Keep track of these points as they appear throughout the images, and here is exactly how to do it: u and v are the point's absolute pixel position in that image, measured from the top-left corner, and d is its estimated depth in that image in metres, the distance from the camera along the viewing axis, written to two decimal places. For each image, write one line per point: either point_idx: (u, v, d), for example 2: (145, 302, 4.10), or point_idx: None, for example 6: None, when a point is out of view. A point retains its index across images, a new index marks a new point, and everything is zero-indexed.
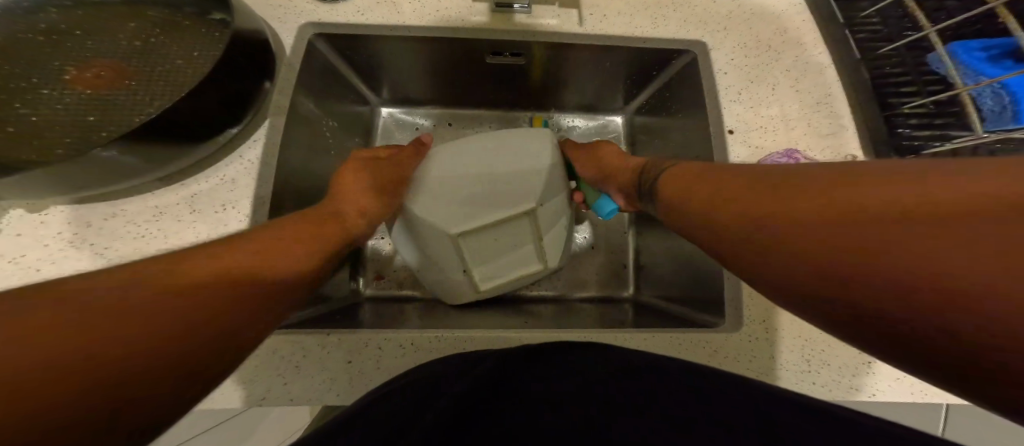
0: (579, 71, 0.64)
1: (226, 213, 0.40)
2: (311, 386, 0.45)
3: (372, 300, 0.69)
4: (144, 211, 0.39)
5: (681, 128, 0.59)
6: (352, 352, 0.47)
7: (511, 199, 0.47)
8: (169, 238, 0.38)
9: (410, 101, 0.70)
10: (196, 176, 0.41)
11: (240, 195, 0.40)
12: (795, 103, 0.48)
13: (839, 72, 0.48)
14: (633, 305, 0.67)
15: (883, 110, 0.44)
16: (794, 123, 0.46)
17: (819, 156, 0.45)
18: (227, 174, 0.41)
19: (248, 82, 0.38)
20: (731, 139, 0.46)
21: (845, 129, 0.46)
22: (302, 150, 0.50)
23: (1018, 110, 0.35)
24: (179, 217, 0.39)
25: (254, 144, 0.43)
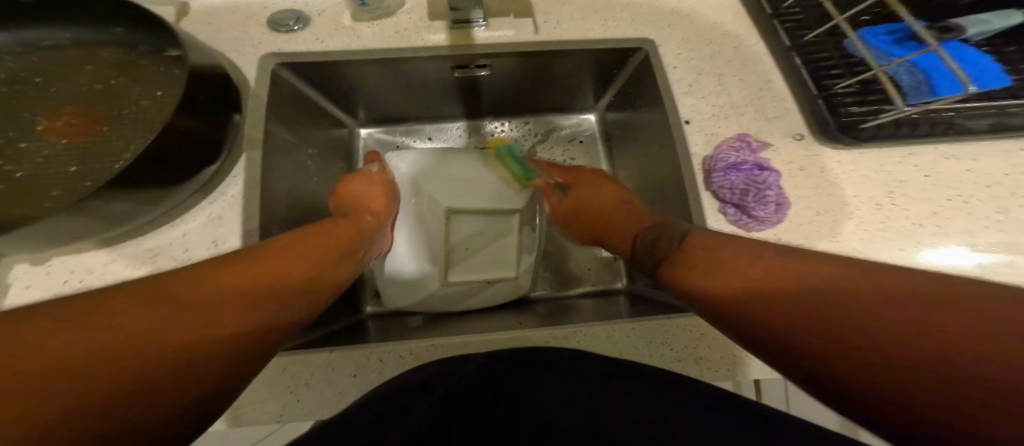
0: (542, 77, 0.66)
1: (218, 250, 0.39)
2: (321, 404, 0.44)
3: (373, 317, 0.70)
4: (138, 253, 0.38)
5: (646, 121, 0.61)
6: (356, 366, 0.45)
7: (434, 215, 0.55)
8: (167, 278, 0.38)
9: (386, 120, 0.72)
10: (183, 215, 0.40)
11: (228, 230, 0.40)
12: (743, 90, 0.50)
13: (778, 57, 0.51)
14: (627, 296, 0.67)
15: (819, 93, 0.47)
16: (745, 109, 0.48)
17: (772, 136, 0.47)
18: (212, 210, 0.41)
19: (218, 117, 0.39)
20: (688, 129, 0.48)
21: (791, 111, 0.48)
22: (285, 177, 0.51)
23: (933, 84, 0.41)
24: (173, 257, 0.38)
25: (234, 180, 0.42)
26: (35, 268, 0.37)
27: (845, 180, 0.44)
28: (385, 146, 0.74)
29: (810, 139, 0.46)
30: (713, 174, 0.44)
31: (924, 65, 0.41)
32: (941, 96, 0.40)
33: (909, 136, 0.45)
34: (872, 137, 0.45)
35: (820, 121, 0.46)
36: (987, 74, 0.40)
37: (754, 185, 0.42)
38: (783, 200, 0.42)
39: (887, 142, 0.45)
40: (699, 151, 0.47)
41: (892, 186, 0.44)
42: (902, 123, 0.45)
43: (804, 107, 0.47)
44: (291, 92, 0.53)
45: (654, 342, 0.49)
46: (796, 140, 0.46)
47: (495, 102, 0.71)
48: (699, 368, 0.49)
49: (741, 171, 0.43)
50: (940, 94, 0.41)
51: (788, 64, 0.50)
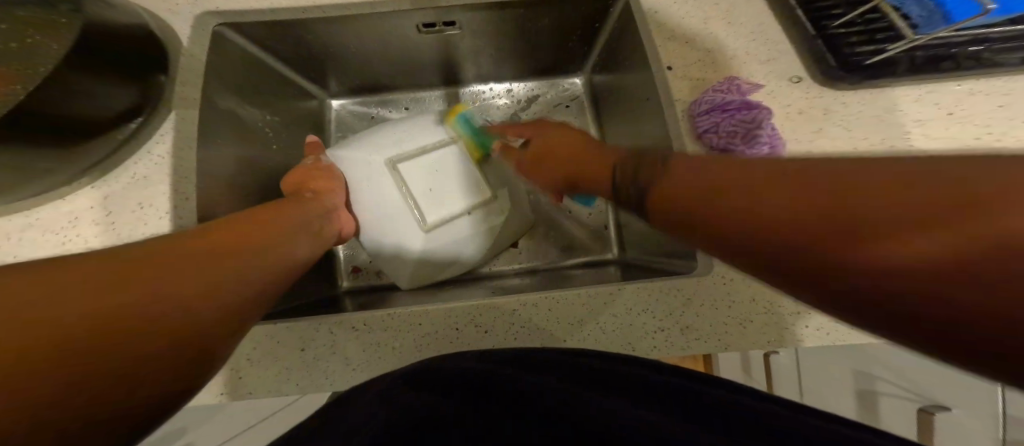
0: (517, 35, 0.61)
1: (145, 211, 0.38)
2: (266, 379, 0.45)
3: (351, 294, 0.68)
4: (61, 217, 0.38)
5: (630, 77, 0.56)
6: (304, 340, 0.45)
7: (386, 180, 0.54)
8: (92, 241, 0.37)
9: (359, 91, 0.68)
10: (105, 176, 0.39)
11: (155, 191, 0.39)
12: (730, 33, 0.44)
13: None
14: (619, 266, 0.65)
15: (817, 34, 0.41)
16: (733, 52, 0.43)
17: (764, 79, 0.41)
18: (137, 171, 0.39)
19: (139, 73, 0.39)
20: (670, 75, 0.43)
21: (786, 53, 0.42)
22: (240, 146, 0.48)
23: (945, 11, 0.35)
24: (97, 220, 0.38)
25: (162, 138, 0.41)
26: None
27: (852, 122, 0.39)
28: (360, 119, 0.70)
29: (809, 81, 0.41)
30: (696, 119, 0.40)
31: None
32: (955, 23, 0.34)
33: (931, 72, 0.39)
34: (884, 76, 0.39)
35: (821, 63, 0.40)
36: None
37: (742, 126, 0.37)
38: (776, 142, 0.37)
39: (907, 77, 0.39)
40: (682, 98, 0.42)
41: (911, 124, 0.39)
42: (919, 60, 0.39)
43: (803, 47, 0.42)
44: (240, 55, 0.50)
45: (634, 308, 0.46)
46: (792, 83, 0.41)
47: (470, 66, 0.67)
48: (682, 337, 0.45)
49: (726, 112, 0.38)
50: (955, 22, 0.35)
51: (782, 2, 0.44)
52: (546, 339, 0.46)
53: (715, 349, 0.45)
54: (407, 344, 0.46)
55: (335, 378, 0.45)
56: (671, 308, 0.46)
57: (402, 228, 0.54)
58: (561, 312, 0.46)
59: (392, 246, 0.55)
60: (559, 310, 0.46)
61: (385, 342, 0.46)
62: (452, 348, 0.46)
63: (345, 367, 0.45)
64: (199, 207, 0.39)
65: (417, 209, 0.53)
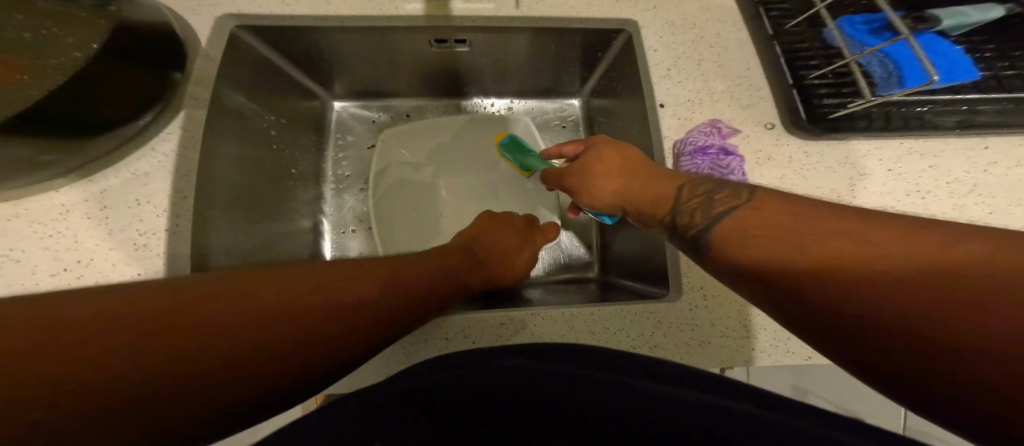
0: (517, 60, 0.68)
1: (142, 209, 0.35)
2: None
3: None
4: (50, 209, 0.34)
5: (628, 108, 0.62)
6: None
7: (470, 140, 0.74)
8: (82, 236, 0.33)
9: (366, 94, 0.74)
10: (109, 168, 0.36)
11: (155, 189, 0.36)
12: (720, 79, 0.46)
13: (761, 48, 0.47)
14: (598, 284, 0.71)
15: (795, 83, 0.44)
16: (719, 95, 0.45)
17: (741, 123, 0.43)
18: (138, 167, 0.36)
19: (155, 75, 0.37)
20: (662, 113, 0.46)
21: (766, 99, 0.45)
22: (228, 146, 0.50)
23: (902, 76, 0.39)
24: (90, 214, 0.34)
25: (168, 136, 0.38)
26: None
27: (810, 171, 0.42)
28: (361, 122, 0.75)
29: (782, 128, 0.43)
30: (681, 158, 0.42)
31: (895, 55, 0.39)
32: (907, 87, 0.38)
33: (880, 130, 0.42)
34: (847, 130, 0.41)
35: (791, 112, 0.43)
36: (960, 65, 0.39)
37: (719, 170, 0.40)
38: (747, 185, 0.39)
39: (865, 131, 0.42)
40: (671, 135, 0.44)
41: (887, 163, 0.42)
42: (870, 117, 0.43)
43: (782, 97, 0.44)
44: (249, 56, 0.53)
45: (610, 326, 0.47)
46: (766, 129, 0.43)
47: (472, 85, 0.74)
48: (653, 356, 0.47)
49: (709, 155, 0.40)
50: (908, 85, 0.38)
51: (769, 51, 0.46)
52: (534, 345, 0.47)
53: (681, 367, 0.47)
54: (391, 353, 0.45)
55: None
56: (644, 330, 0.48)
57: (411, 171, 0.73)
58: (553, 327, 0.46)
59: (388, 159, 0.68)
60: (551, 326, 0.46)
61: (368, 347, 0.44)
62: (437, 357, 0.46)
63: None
64: (197, 207, 0.37)
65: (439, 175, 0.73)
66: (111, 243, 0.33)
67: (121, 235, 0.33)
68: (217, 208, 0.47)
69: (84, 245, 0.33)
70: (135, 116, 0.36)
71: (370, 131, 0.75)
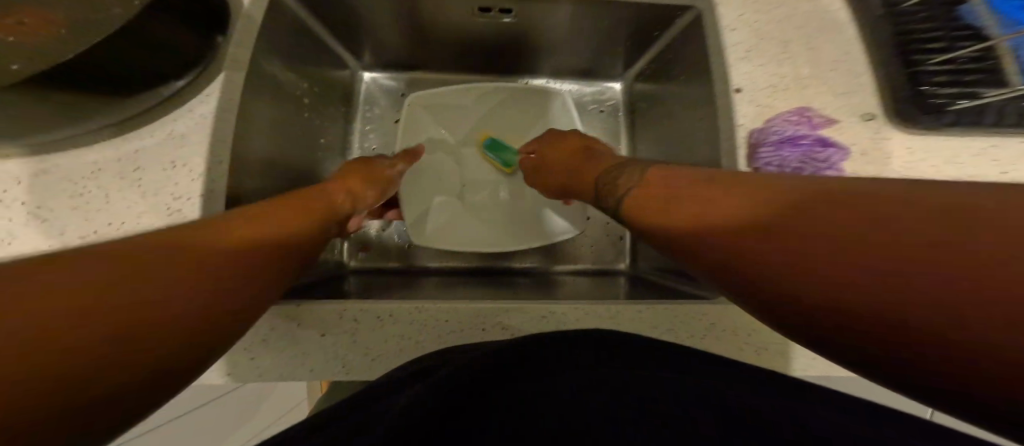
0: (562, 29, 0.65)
1: (176, 172, 0.32)
2: (278, 363, 0.38)
3: (356, 272, 0.66)
4: (81, 167, 0.31)
5: (681, 93, 0.58)
6: (324, 325, 0.38)
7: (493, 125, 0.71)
8: (115, 197, 0.31)
9: (393, 65, 0.73)
10: (143, 127, 0.33)
11: (191, 152, 0.33)
12: (811, 62, 0.41)
13: (862, 26, 0.41)
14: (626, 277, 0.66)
15: (907, 66, 0.38)
16: (809, 80, 0.40)
17: (835, 113, 0.39)
18: (175, 129, 0.34)
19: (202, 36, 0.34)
20: (737, 99, 0.40)
21: (865, 87, 0.39)
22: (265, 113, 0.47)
23: None
24: (122, 174, 0.32)
25: (207, 98, 0.35)
26: None
27: (908, 170, 0.37)
28: (388, 93, 0.74)
29: (881, 120, 0.38)
30: (759, 149, 0.37)
31: None
32: None
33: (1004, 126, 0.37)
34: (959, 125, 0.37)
35: (899, 100, 0.38)
36: None
37: (812, 163, 0.35)
38: (844, 184, 0.35)
39: (979, 128, 0.37)
40: (745, 123, 0.40)
41: (1002, 164, 0.37)
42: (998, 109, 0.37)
43: (885, 83, 0.39)
44: (285, 22, 0.49)
45: (659, 326, 0.42)
46: (864, 120, 0.38)
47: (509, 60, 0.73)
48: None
49: (798, 145, 0.36)
50: None
51: (873, 33, 0.40)
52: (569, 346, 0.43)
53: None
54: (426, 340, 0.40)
55: (353, 367, 0.40)
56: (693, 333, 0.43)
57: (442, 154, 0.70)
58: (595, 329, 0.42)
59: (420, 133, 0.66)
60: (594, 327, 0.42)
61: (408, 335, 0.40)
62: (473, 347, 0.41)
63: (363, 357, 0.40)
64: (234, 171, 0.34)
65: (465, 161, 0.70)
66: (144, 206, 0.31)
67: (156, 199, 0.31)
68: (249, 178, 0.44)
69: (116, 207, 0.31)
70: (169, 79, 0.33)
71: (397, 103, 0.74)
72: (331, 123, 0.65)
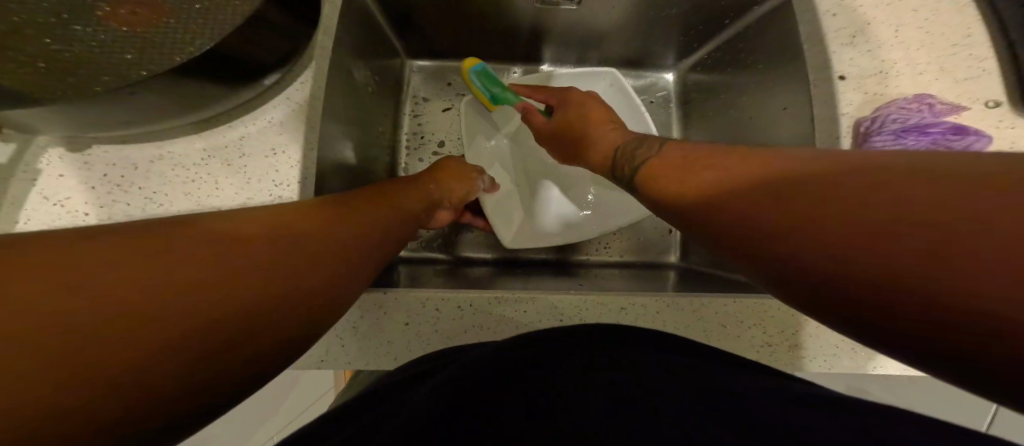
0: (618, 14, 0.63)
1: (278, 158, 0.32)
2: (366, 352, 0.39)
3: (408, 262, 0.63)
4: (190, 153, 0.32)
5: (756, 81, 0.55)
6: (409, 314, 0.39)
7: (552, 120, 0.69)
8: (222, 183, 0.31)
9: (441, 54, 0.72)
10: (245, 116, 0.33)
11: (290, 139, 0.33)
12: (923, 46, 0.38)
13: (978, 4, 0.38)
14: (677, 270, 0.64)
15: None
16: (922, 66, 0.37)
17: (955, 100, 0.36)
18: (274, 117, 0.34)
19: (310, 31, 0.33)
20: (841, 86, 0.38)
21: (989, 72, 0.36)
22: (335, 102, 0.47)
23: None
24: (228, 162, 0.32)
25: (301, 87, 0.35)
26: (71, 157, 0.30)
27: None
28: (424, 76, 0.74)
29: (1007, 107, 0.35)
30: (872, 139, 0.34)
31: None
32: None
33: None
34: None
35: None
36: None
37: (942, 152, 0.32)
38: None
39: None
40: (850, 112, 0.37)
41: None
42: None
43: (1012, 68, 0.36)
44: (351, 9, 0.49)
45: (744, 321, 0.41)
46: (988, 107, 0.35)
47: (558, 47, 0.71)
48: (790, 356, 0.41)
49: (927, 134, 0.33)
50: None
51: (992, 15, 0.37)
52: None
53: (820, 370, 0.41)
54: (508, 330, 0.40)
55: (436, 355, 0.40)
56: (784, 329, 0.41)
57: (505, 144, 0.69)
58: (681, 323, 0.41)
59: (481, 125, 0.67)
60: (677, 321, 0.41)
61: (487, 326, 0.40)
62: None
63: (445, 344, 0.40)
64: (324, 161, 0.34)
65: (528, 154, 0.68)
66: (250, 193, 0.31)
67: (259, 186, 0.31)
68: (323, 168, 0.44)
69: (223, 193, 0.31)
70: (268, 74, 0.32)
71: (442, 92, 0.74)
72: (385, 114, 0.65)
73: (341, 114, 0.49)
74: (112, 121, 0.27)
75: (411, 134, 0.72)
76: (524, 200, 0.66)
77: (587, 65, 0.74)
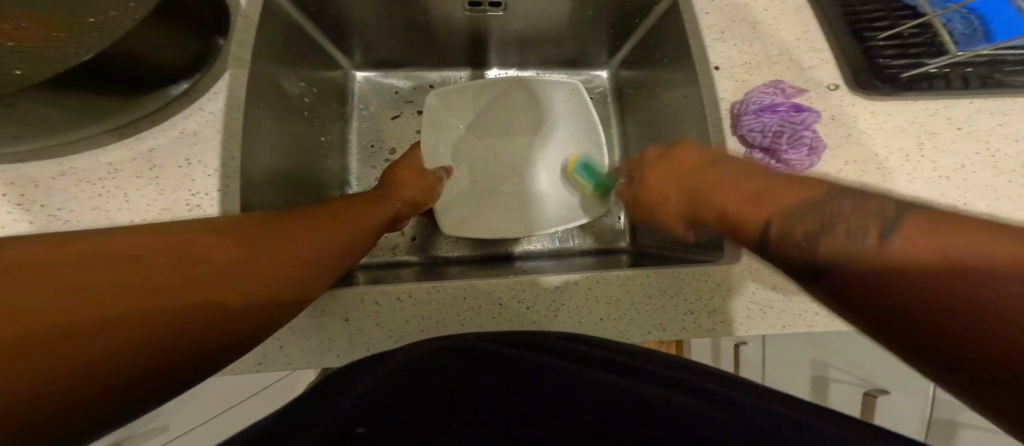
0: (542, 18, 0.68)
1: (191, 168, 0.33)
2: (305, 351, 0.40)
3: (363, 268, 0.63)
4: (97, 167, 0.32)
5: (666, 75, 0.61)
6: (348, 310, 0.41)
7: (504, 120, 0.70)
8: (132, 195, 0.32)
9: (382, 63, 0.74)
10: (157, 128, 0.34)
11: (205, 147, 0.34)
12: (779, 40, 0.44)
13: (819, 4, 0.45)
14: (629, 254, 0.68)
15: (859, 42, 0.42)
16: (780, 57, 0.43)
17: (806, 84, 0.42)
18: (187, 127, 0.35)
19: (206, 39, 0.34)
20: (717, 76, 0.44)
21: (829, 61, 0.43)
22: (264, 112, 0.48)
23: (989, 32, 0.38)
24: (139, 173, 0.33)
25: (215, 97, 0.36)
26: None
27: (880, 129, 0.40)
28: (372, 86, 0.75)
29: (846, 89, 0.42)
30: (743, 117, 0.40)
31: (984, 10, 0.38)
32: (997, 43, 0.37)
33: (956, 89, 0.40)
34: (914, 90, 0.40)
35: (859, 72, 0.41)
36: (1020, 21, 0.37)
37: (792, 125, 0.38)
38: (819, 144, 0.38)
39: (934, 93, 0.40)
40: (727, 97, 0.43)
41: (957, 121, 0.39)
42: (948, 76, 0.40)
43: (843, 57, 0.42)
44: (276, 24, 0.51)
45: (666, 289, 0.45)
46: (831, 90, 0.42)
47: (494, 52, 0.75)
48: (712, 320, 0.45)
49: (777, 112, 0.39)
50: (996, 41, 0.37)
51: (830, 13, 0.44)
52: (583, 319, 0.44)
53: (741, 332, 0.45)
54: (449, 319, 0.42)
55: (377, 350, 0.41)
56: (704, 296, 0.46)
57: (458, 146, 0.69)
58: (612, 296, 0.45)
59: (434, 131, 0.68)
60: (608, 295, 0.45)
61: (427, 315, 0.42)
62: (495, 324, 0.43)
63: (386, 340, 0.41)
64: (243, 169, 0.35)
65: (481, 154, 0.69)
66: (163, 202, 0.32)
67: (172, 195, 0.32)
68: (255, 176, 0.45)
69: (134, 205, 0.32)
70: (176, 81, 0.33)
71: (392, 101, 0.75)
72: (329, 122, 0.66)
73: (274, 123, 0.50)
74: (7, 136, 0.28)
75: (360, 146, 0.72)
76: (479, 199, 0.67)
77: (525, 66, 0.78)
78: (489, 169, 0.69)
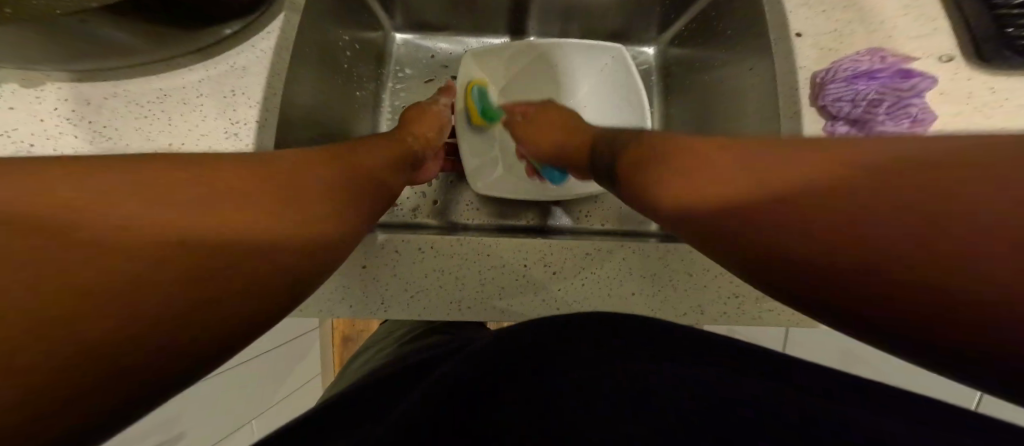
0: None
1: (235, 99, 0.32)
2: (322, 297, 0.40)
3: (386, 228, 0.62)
4: (145, 92, 0.32)
5: (726, 50, 0.56)
6: (368, 258, 0.39)
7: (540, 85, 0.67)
8: (175, 121, 0.31)
9: (424, 26, 0.72)
10: (206, 60, 0.34)
11: (251, 81, 0.33)
12: (876, 5, 0.39)
13: None
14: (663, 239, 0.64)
15: (986, 7, 0.36)
16: (876, 23, 0.38)
17: (907, 53, 0.37)
18: (236, 61, 0.34)
19: None
20: (799, 42, 0.39)
21: (939, 30, 0.37)
22: (308, 61, 0.47)
23: None
24: (184, 100, 0.32)
25: (267, 35, 0.35)
26: (23, 92, 0.30)
27: (997, 109, 0.35)
28: (411, 50, 0.73)
29: (960, 62, 0.36)
30: (829, 86, 0.36)
31: None
32: None
33: None
34: None
35: (983, 41, 0.36)
36: None
37: (891, 95, 0.34)
38: (923, 118, 0.34)
39: None
40: (809, 66, 0.38)
41: None
42: None
43: (961, 27, 0.37)
44: None
45: (710, 270, 0.41)
46: (940, 61, 0.36)
47: (540, 20, 0.71)
48: (757, 307, 0.41)
49: (870, 80, 0.34)
50: None
51: None
52: (613, 292, 0.42)
53: (786, 322, 0.42)
54: (472, 278, 0.40)
55: (392, 303, 0.40)
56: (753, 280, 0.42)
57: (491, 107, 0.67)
58: (648, 269, 0.42)
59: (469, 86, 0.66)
60: (644, 266, 0.41)
61: (449, 271, 0.40)
62: (519, 289, 0.41)
63: (403, 294, 0.40)
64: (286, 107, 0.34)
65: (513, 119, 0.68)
66: (206, 130, 0.31)
67: (214, 124, 0.31)
68: (293, 122, 0.44)
69: (177, 131, 0.31)
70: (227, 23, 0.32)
71: (428, 65, 0.74)
72: (366, 81, 0.65)
73: (315, 73, 0.49)
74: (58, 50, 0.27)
75: (394, 106, 0.71)
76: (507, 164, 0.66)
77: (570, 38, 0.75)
78: (519, 135, 0.67)
